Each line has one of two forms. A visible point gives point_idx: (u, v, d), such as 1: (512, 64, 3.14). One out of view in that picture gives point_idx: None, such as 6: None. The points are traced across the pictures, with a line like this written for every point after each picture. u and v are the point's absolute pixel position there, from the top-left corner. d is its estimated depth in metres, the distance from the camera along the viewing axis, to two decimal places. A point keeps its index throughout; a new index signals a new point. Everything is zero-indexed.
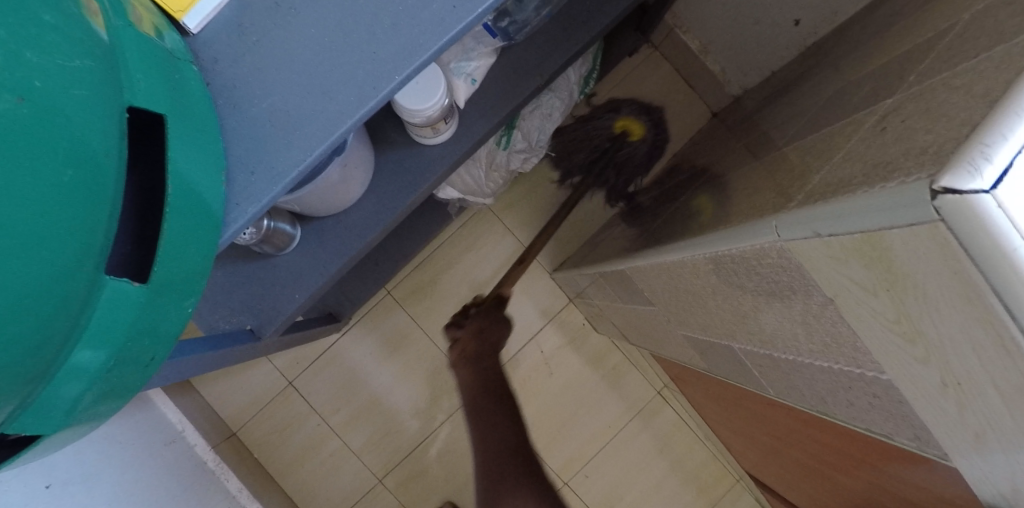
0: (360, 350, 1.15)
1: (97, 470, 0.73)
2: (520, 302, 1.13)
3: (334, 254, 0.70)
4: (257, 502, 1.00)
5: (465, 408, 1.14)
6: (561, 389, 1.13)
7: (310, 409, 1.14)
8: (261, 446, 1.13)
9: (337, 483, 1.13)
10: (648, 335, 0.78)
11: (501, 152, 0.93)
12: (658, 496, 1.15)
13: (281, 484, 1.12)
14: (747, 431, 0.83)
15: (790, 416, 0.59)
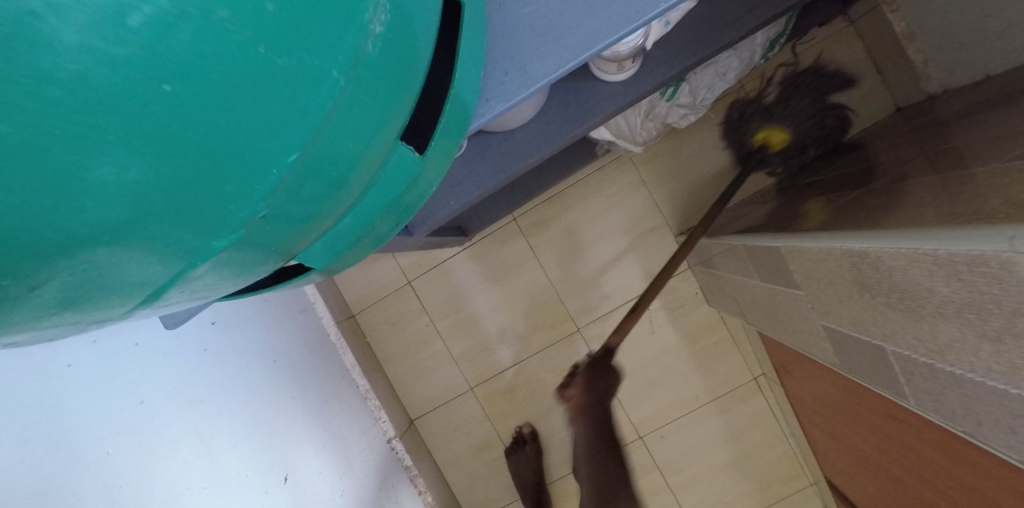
0: (473, 268, 1.20)
1: (249, 318, 0.98)
2: (635, 257, 1.15)
3: (494, 170, 0.75)
4: (363, 378, 1.18)
5: (558, 345, 1.18)
6: (655, 350, 1.16)
7: (420, 308, 1.23)
8: (373, 330, 1.27)
9: (429, 380, 1.25)
10: (775, 318, 0.78)
11: (663, 103, 0.93)
12: (727, 474, 1.18)
13: (385, 366, 1.26)
14: (849, 438, 0.82)
15: (914, 434, 0.59)
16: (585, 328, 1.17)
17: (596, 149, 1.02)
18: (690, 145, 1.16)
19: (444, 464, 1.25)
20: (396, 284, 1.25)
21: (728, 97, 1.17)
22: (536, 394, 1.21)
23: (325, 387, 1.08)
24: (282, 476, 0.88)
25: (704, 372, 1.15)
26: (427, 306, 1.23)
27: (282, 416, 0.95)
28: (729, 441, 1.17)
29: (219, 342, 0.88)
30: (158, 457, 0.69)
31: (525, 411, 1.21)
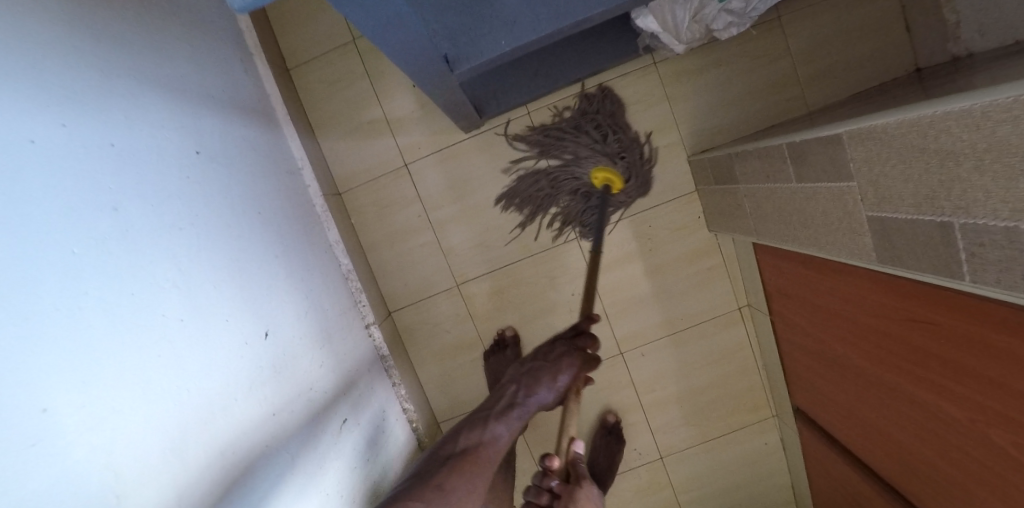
0: (480, 158, 1.15)
1: (235, 161, 0.89)
2: (647, 171, 1.12)
3: (554, 14, 0.69)
4: (346, 258, 1.11)
5: (556, 248, 1.16)
6: (650, 268, 1.15)
7: (415, 195, 1.16)
8: (358, 212, 1.18)
9: (415, 271, 1.18)
10: (801, 225, 0.78)
11: (715, 4, 0.88)
12: (697, 397, 1.22)
13: (368, 253, 1.19)
14: (843, 350, 0.85)
15: (942, 336, 0.62)
16: (581, 238, 1.15)
17: (636, 44, 1.00)
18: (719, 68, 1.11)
19: (420, 362, 1.20)
20: (391, 166, 1.16)
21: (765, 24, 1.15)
22: (523, 300, 1.18)
23: (310, 258, 1.01)
24: (264, 330, 0.80)
25: (694, 296, 1.17)
26: (423, 193, 1.16)
27: (265, 269, 0.87)
28: (704, 366, 1.20)
29: (205, 172, 0.80)
30: (132, 266, 0.60)
31: (511, 315, 1.18)
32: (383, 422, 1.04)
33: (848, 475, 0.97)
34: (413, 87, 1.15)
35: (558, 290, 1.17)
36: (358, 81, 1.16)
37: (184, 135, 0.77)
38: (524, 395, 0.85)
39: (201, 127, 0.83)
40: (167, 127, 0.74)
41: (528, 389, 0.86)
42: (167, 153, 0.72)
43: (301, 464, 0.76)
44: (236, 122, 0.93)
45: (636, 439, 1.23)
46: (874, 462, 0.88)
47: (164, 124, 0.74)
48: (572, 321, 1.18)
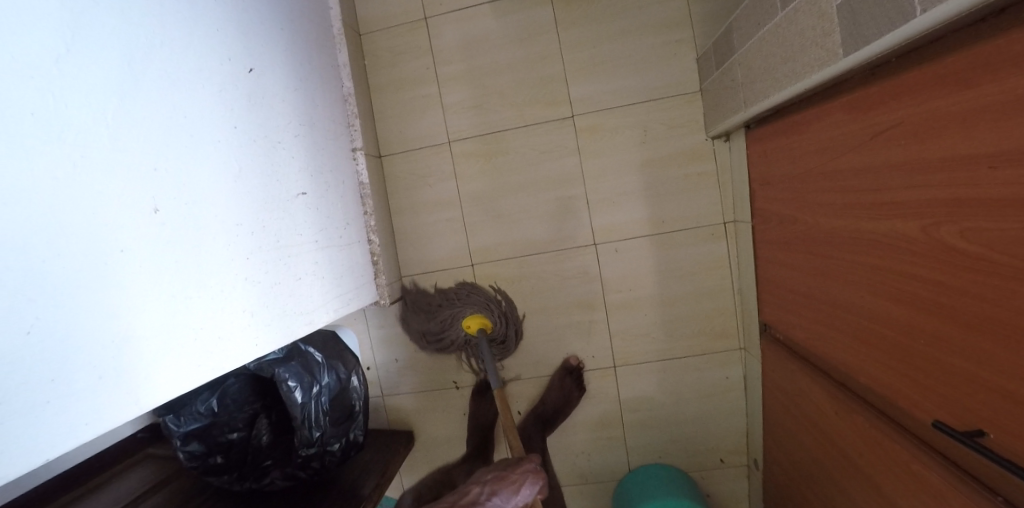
0: (495, 22, 1.12)
1: None
2: (659, 62, 1.09)
3: None
4: (349, 82, 1.12)
5: (551, 125, 1.11)
6: (643, 159, 1.10)
7: (428, 48, 1.15)
8: (373, 55, 1.17)
9: (410, 124, 1.17)
10: (791, 59, 0.73)
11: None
12: (661, 310, 1.15)
13: (374, 95, 1.18)
14: (811, 216, 0.81)
15: (902, 134, 0.59)
16: (578, 118, 1.10)
17: None
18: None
19: (397, 210, 1.21)
20: (412, 17, 1.15)
21: None
22: (505, 169, 1.14)
23: (314, 61, 1.01)
24: (249, 67, 0.81)
25: (685, 199, 1.10)
26: (436, 48, 1.14)
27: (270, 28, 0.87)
28: (682, 279, 1.14)
29: None
30: None
31: (488, 183, 1.15)
32: (343, 236, 1.04)
33: (811, 384, 0.87)
34: None
35: (545, 167, 1.12)
36: None
37: None
38: (491, 497, 0.82)
39: None
40: None
41: (489, 491, 0.83)
42: None
43: (255, 194, 0.79)
44: None
45: (593, 341, 1.16)
46: (823, 350, 0.82)
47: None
48: (550, 202, 1.13)
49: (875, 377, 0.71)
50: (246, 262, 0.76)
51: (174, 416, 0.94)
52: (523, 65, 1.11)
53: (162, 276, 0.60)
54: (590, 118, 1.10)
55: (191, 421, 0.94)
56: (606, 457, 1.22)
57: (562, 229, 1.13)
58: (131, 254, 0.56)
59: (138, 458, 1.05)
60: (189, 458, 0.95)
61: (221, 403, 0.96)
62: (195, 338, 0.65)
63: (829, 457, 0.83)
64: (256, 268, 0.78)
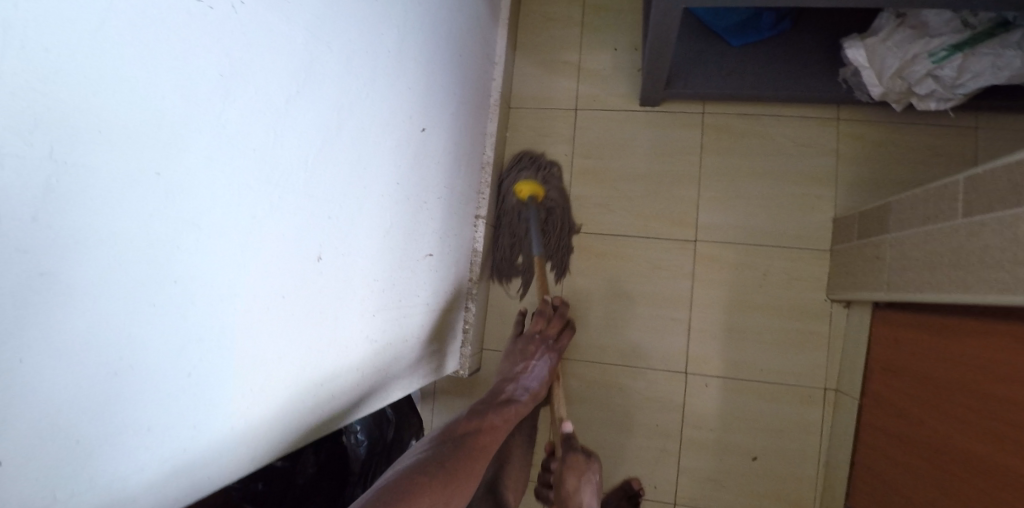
0: (642, 133, 1.15)
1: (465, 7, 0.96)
2: (791, 213, 1.09)
3: None
4: (490, 152, 1.14)
5: (669, 243, 1.12)
6: (755, 303, 1.09)
7: (570, 138, 1.18)
8: (516, 131, 1.20)
9: (532, 203, 1.19)
10: (968, 270, 0.70)
11: (926, 64, 0.88)
12: (736, 458, 1.09)
13: (505, 166, 1.20)
14: (949, 433, 0.75)
15: None
16: (699, 244, 1.11)
17: (862, 78, 0.93)
18: (893, 148, 1.07)
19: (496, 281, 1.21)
20: (563, 105, 1.18)
21: (993, 122, 1.04)
22: (616, 272, 1.14)
23: (467, 127, 1.05)
24: (420, 125, 0.83)
25: (789, 355, 1.07)
26: (579, 141, 1.17)
27: (444, 95, 0.91)
28: (766, 434, 1.08)
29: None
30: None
31: (594, 279, 1.15)
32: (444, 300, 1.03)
33: None
34: (614, 51, 1.17)
35: (654, 282, 1.12)
36: (570, 23, 1.19)
37: None
38: (521, 382, 0.93)
39: None
40: None
41: (516, 376, 0.94)
42: None
43: (394, 247, 0.79)
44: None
45: (658, 469, 1.11)
46: None
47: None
48: (651, 316, 1.12)
49: None
50: (371, 319, 0.74)
51: None
52: (659, 180, 1.13)
53: (298, 328, 0.58)
54: (709, 248, 1.11)
55: None
56: None
57: (657, 346, 1.12)
58: (279, 302, 0.54)
59: None
60: None
61: None
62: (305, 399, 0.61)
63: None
64: (376, 329, 0.75)
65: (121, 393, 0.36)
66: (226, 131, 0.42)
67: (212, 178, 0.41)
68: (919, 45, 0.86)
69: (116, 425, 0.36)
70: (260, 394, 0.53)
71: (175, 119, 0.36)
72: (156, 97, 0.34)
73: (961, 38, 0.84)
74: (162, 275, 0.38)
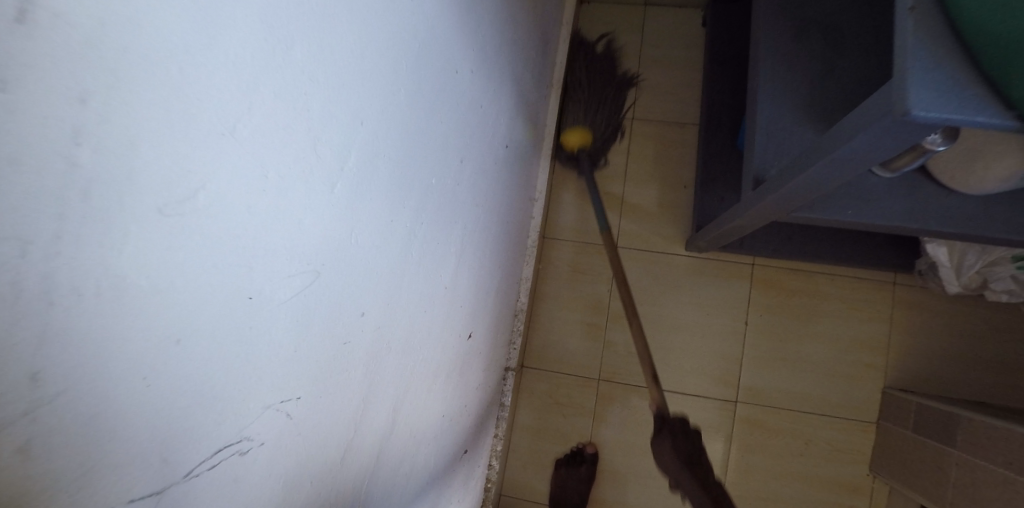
0: (686, 280, 1.07)
1: (517, 172, 0.87)
2: (837, 380, 1.03)
3: (907, 213, 0.65)
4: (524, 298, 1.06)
5: (708, 402, 1.05)
6: (795, 472, 1.03)
7: (609, 278, 1.09)
8: (550, 264, 1.11)
9: (563, 344, 1.10)
10: None
11: (1008, 268, 0.82)
12: None
13: (535, 303, 1.11)
14: None
15: None
16: (740, 406, 1.05)
17: (939, 270, 0.89)
18: (949, 317, 1.02)
19: (520, 426, 1.10)
20: (602, 240, 1.10)
21: None
22: (649, 427, 1.06)
23: (510, 286, 0.96)
24: (469, 330, 0.73)
25: None
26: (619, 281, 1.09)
27: (490, 277, 0.80)
28: None
29: (501, 169, 0.77)
30: (433, 257, 0.55)
31: (625, 431, 1.07)
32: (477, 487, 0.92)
33: None
34: (660, 186, 1.08)
35: None
36: (613, 151, 1.10)
37: (504, 129, 0.75)
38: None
39: (515, 123, 0.81)
40: (500, 119, 0.71)
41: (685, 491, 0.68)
42: (496, 141, 0.73)
43: (438, 489, 0.69)
44: (528, 131, 0.91)
45: None
46: None
47: (502, 104, 0.72)
48: None
49: None
50: None
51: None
52: (702, 334, 1.06)
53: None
54: (752, 411, 1.04)
55: None
56: None
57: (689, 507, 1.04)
58: None
59: None
60: None
61: None
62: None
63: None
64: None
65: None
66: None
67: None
68: (1003, 251, 0.79)
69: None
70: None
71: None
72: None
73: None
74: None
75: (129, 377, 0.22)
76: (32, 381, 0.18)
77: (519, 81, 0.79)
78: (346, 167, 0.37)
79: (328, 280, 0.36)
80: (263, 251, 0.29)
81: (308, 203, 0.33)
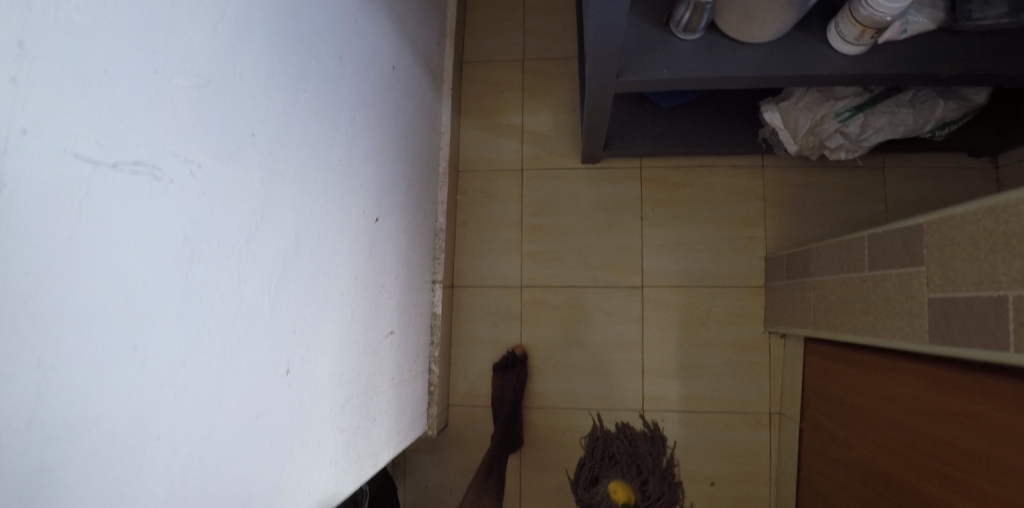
0: (586, 189, 1.21)
1: (410, 96, 1.01)
2: (725, 254, 1.19)
3: (709, 65, 0.82)
4: (443, 219, 1.18)
5: (620, 292, 1.20)
6: (701, 340, 1.18)
7: (518, 196, 1.23)
8: (466, 192, 1.25)
9: (487, 259, 1.23)
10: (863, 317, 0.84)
11: (833, 123, 0.98)
12: (696, 485, 1.18)
13: (457, 229, 1.24)
14: (886, 453, 0.83)
15: (953, 397, 0.70)
16: (646, 290, 1.19)
17: (783, 136, 1.04)
18: (811, 189, 1.19)
19: (458, 340, 1.23)
20: (509, 166, 1.24)
21: (889, 161, 1.18)
22: (570, 321, 1.20)
23: (423, 199, 1.08)
24: (375, 214, 0.87)
25: (735, 384, 1.18)
26: (526, 198, 1.23)
27: (394, 181, 0.95)
28: (721, 458, 1.18)
29: (389, 86, 0.92)
30: (315, 124, 0.70)
31: (548, 329, 1.20)
32: (413, 377, 1.04)
33: None
34: (553, 112, 1.23)
35: (609, 328, 1.19)
36: (509, 87, 1.25)
37: (385, 50, 0.90)
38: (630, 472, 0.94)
39: (400, 50, 0.97)
40: (378, 38, 0.87)
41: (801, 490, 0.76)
42: (379, 55, 0.88)
43: (364, 343, 0.82)
44: (419, 67, 1.05)
45: None
46: None
47: (380, 25, 0.87)
48: (608, 360, 1.19)
49: None
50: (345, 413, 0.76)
51: None
52: (603, 232, 1.21)
53: (263, 459, 0.58)
54: (656, 293, 1.19)
55: None
56: None
57: (612, 387, 1.19)
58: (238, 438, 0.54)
59: None
60: None
61: None
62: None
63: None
64: (346, 417, 0.76)
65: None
66: (176, 308, 0.47)
67: (155, 352, 0.44)
68: (827, 105, 0.96)
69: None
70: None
71: (121, 311, 0.41)
72: (97, 301, 0.39)
73: (862, 99, 0.94)
74: (93, 475, 0.39)
75: (73, 77, 0.36)
76: (18, 44, 0.33)
77: (397, 12, 0.94)
78: (227, 14, 0.51)
79: (216, 90, 0.50)
80: (163, 45, 0.44)
81: (196, 27, 0.47)
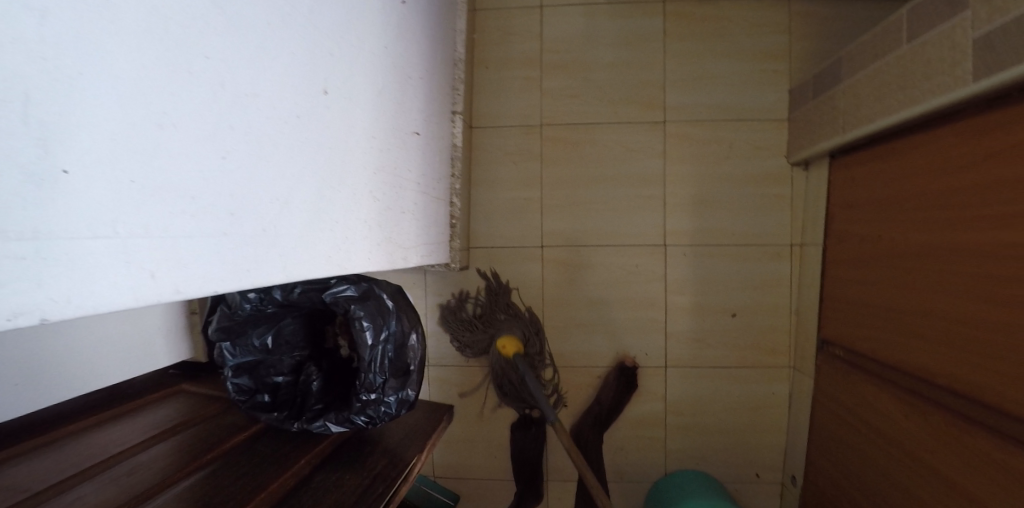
0: (607, 23, 1.18)
1: None
2: (748, 87, 1.17)
3: None
4: (462, 50, 1.14)
5: (642, 127, 1.18)
6: (724, 174, 1.17)
7: (538, 33, 1.19)
8: (483, 31, 1.21)
9: (507, 100, 1.21)
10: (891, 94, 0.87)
11: None
12: (717, 318, 1.18)
13: (475, 69, 1.22)
14: (903, 228, 0.87)
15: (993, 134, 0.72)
16: (669, 124, 1.18)
17: None
18: (836, 20, 1.17)
19: (477, 182, 1.23)
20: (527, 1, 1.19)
21: None
22: (592, 157, 1.19)
23: (441, 16, 1.04)
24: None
25: (759, 218, 1.17)
26: (546, 36, 1.19)
27: None
28: (745, 290, 1.18)
29: None
30: None
31: (571, 166, 1.20)
32: (433, 199, 1.06)
33: (881, 397, 0.91)
34: None
35: (630, 165, 1.19)
36: None
37: None
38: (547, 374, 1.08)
39: None
40: None
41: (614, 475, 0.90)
42: None
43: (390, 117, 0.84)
44: None
45: (646, 338, 1.20)
46: (907, 358, 0.85)
47: None
48: (629, 196, 1.19)
49: (957, 377, 0.76)
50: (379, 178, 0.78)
51: (229, 344, 1.03)
52: (625, 66, 1.18)
53: (290, 168, 0.61)
54: (679, 128, 1.18)
55: (244, 354, 1.04)
56: (643, 458, 1.22)
57: (630, 224, 1.19)
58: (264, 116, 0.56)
59: (172, 390, 1.16)
60: (236, 391, 1.04)
61: (275, 341, 1.05)
62: (301, 250, 0.64)
63: (873, 492, 0.92)
64: (378, 186, 0.83)
65: (43, 166, 0.38)
66: None
67: None
68: None
69: (34, 189, 0.38)
70: (252, 229, 0.56)
71: None
72: None
73: None
74: (126, 51, 0.42)
75: None
76: None
77: None
78: None
79: None
80: None
81: None
